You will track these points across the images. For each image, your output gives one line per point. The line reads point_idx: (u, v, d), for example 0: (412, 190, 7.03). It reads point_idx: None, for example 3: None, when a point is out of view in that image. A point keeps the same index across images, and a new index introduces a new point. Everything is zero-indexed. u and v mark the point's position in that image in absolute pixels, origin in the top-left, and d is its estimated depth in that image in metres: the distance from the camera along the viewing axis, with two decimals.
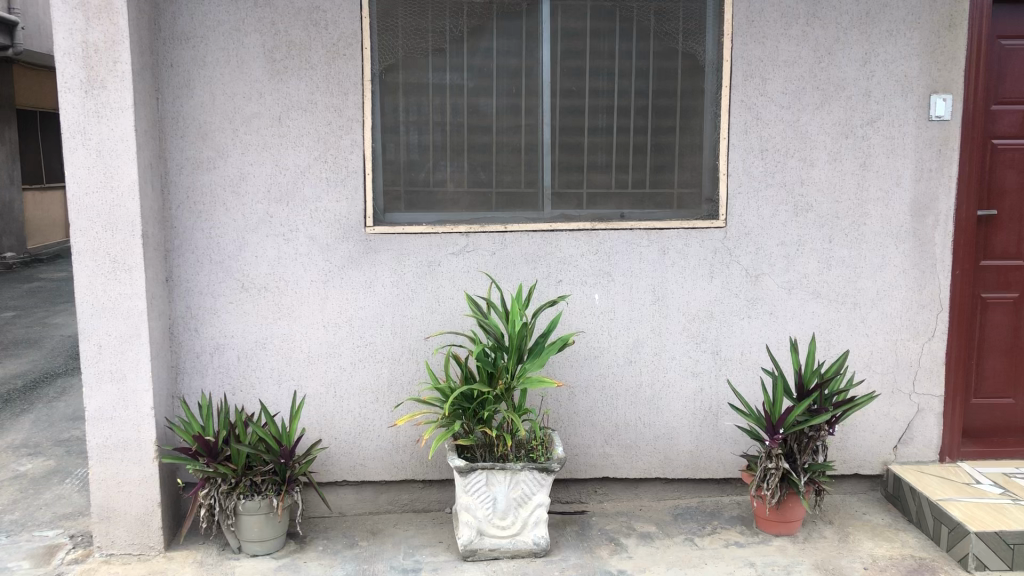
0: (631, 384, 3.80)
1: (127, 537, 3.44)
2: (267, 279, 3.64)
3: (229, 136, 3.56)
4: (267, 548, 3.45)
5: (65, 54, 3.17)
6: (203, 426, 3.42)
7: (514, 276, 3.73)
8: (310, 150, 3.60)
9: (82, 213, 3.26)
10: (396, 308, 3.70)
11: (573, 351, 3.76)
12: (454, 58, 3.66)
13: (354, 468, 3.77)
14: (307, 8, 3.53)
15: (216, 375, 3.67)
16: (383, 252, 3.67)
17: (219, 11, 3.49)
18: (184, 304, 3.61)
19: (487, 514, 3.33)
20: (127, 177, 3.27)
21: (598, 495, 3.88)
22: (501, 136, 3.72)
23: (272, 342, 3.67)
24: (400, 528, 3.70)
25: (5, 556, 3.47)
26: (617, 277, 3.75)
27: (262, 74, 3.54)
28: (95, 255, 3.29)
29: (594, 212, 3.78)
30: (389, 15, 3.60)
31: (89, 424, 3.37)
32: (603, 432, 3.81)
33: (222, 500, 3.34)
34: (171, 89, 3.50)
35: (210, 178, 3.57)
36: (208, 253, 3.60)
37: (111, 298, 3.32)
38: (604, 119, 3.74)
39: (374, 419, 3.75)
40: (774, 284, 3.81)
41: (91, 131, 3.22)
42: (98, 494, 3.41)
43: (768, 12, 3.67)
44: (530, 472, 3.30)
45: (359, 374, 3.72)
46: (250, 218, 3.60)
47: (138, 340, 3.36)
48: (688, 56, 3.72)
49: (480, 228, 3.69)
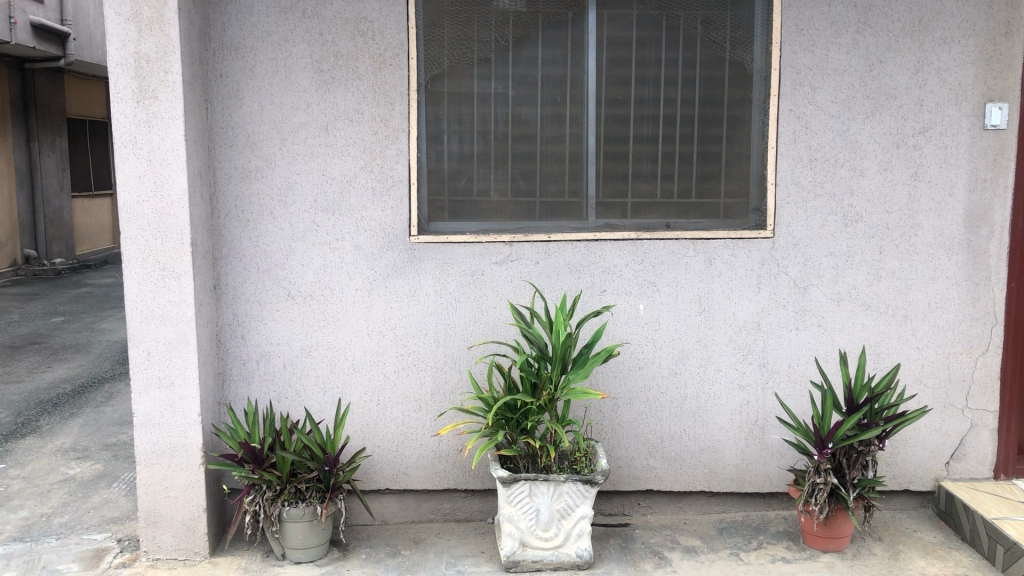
0: (676, 396, 3.76)
1: (173, 542, 3.47)
2: (313, 287, 3.66)
3: (277, 145, 3.59)
4: (310, 556, 3.46)
5: (118, 65, 3.23)
6: (248, 432, 3.45)
7: (559, 286, 3.71)
8: (356, 159, 3.62)
9: (133, 221, 3.32)
10: (440, 317, 3.71)
11: (618, 362, 3.73)
12: (499, 67, 3.66)
13: (396, 476, 3.77)
14: (354, 18, 3.55)
15: (262, 381, 3.70)
16: (427, 261, 3.67)
17: (268, 22, 3.53)
18: (232, 312, 3.65)
19: (530, 525, 3.31)
20: (177, 186, 3.31)
21: (642, 507, 3.84)
22: (546, 145, 3.71)
23: (317, 350, 3.69)
24: (442, 537, 3.69)
25: (56, 558, 3.55)
26: (662, 287, 3.71)
27: (310, 84, 3.57)
28: (145, 263, 3.34)
29: (639, 222, 3.75)
30: (435, 25, 3.61)
31: (137, 429, 3.41)
32: (647, 444, 3.78)
33: (267, 507, 3.36)
34: (220, 99, 3.55)
35: (258, 187, 3.60)
36: (255, 261, 3.64)
37: (160, 305, 3.37)
38: (650, 128, 3.71)
39: (417, 428, 3.75)
40: (823, 296, 3.75)
41: (142, 140, 3.27)
42: (145, 499, 3.45)
43: (818, 20, 3.62)
44: (574, 484, 3.27)
45: (402, 383, 3.73)
46: (297, 226, 3.63)
47: (186, 347, 3.40)
48: (736, 64, 3.68)
49: (525, 237, 3.68)
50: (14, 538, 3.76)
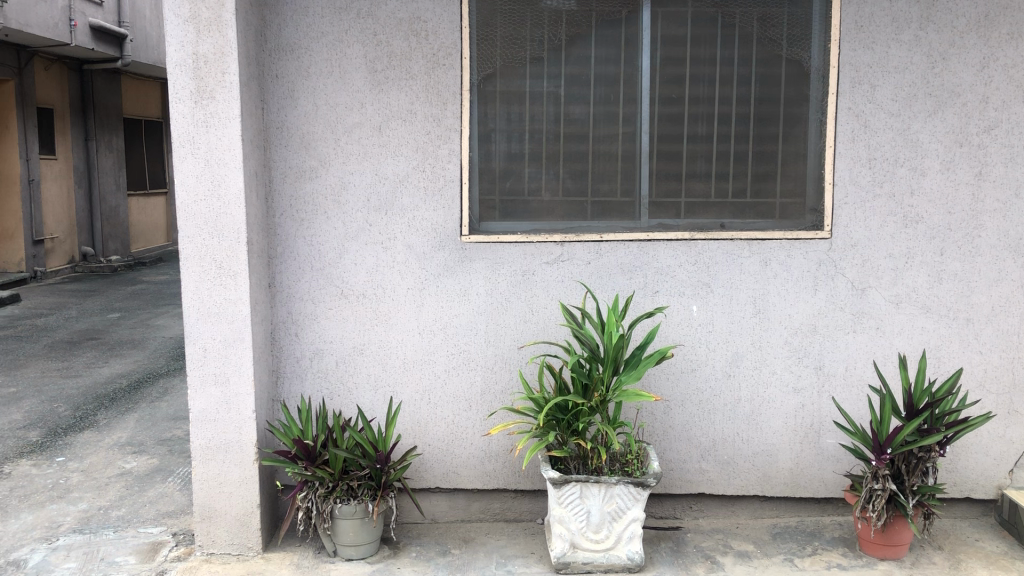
0: (730, 399, 3.72)
1: (227, 537, 3.52)
2: (365, 286, 3.68)
3: (331, 145, 3.62)
4: (361, 553, 3.48)
5: (177, 65, 3.28)
6: (302, 429, 3.49)
7: (610, 286, 3.68)
8: (409, 159, 3.63)
9: (190, 220, 3.36)
10: (491, 317, 3.70)
11: (670, 364, 3.69)
12: (552, 66, 3.65)
13: (447, 475, 3.78)
14: (408, 18, 3.56)
15: (314, 379, 3.73)
16: (478, 261, 3.67)
17: (323, 22, 3.56)
18: (285, 310, 3.69)
19: (581, 527, 3.29)
20: (234, 185, 3.35)
21: (693, 510, 3.80)
22: (598, 145, 3.69)
23: (369, 348, 3.71)
24: (491, 537, 3.69)
25: (113, 550, 3.62)
26: (716, 288, 3.67)
27: (364, 84, 3.59)
28: (202, 261, 3.38)
29: (693, 222, 3.71)
30: (488, 24, 3.61)
31: (193, 425, 3.46)
32: (700, 447, 3.74)
33: (319, 504, 3.39)
34: (276, 99, 3.58)
35: (312, 187, 3.63)
36: (309, 260, 3.67)
37: (216, 303, 3.41)
38: (704, 126, 3.67)
39: (468, 428, 3.75)
40: (882, 298, 3.67)
41: (200, 140, 3.32)
42: (200, 494, 3.50)
43: (879, 16, 3.55)
44: (625, 486, 3.24)
45: (453, 383, 3.73)
46: (350, 226, 3.65)
47: (241, 344, 3.44)
48: (793, 62, 3.63)
49: (576, 237, 3.66)
50: (74, 530, 3.85)
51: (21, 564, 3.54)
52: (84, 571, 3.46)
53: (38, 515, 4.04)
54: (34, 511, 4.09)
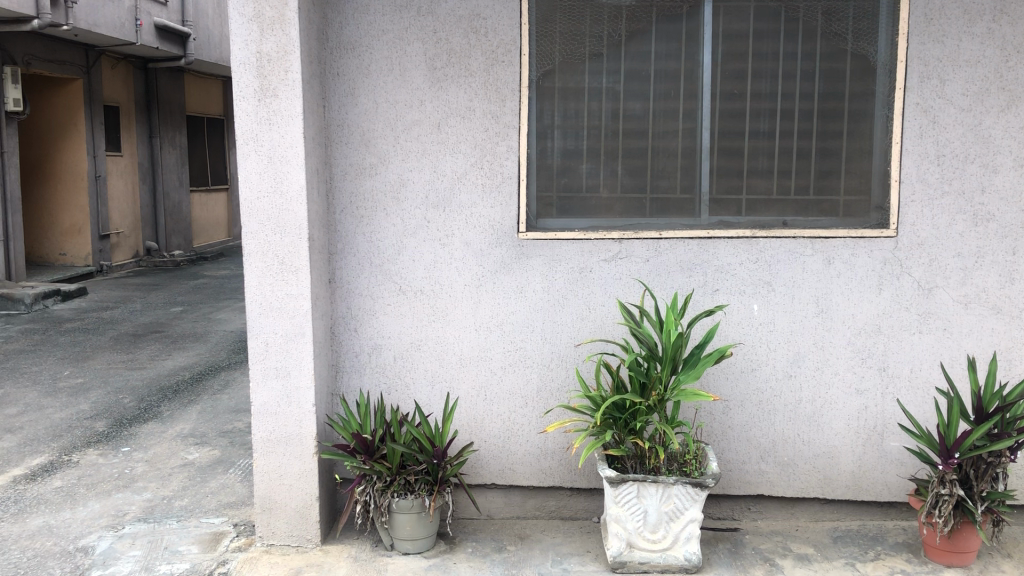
0: (791, 399, 3.66)
1: (287, 529, 3.57)
2: (423, 282, 3.70)
3: (390, 142, 3.64)
4: (418, 548, 3.50)
5: (242, 64, 3.34)
6: (360, 424, 3.54)
7: (669, 284, 3.64)
8: (467, 156, 3.63)
9: (253, 216, 3.42)
10: (548, 314, 3.69)
11: (730, 364, 3.64)
12: (611, 62, 3.63)
13: (502, 472, 3.78)
14: (468, 15, 3.56)
15: (373, 374, 3.76)
16: (535, 258, 3.66)
17: (384, 21, 3.58)
18: (345, 305, 3.73)
19: (637, 527, 3.26)
20: (296, 182, 3.39)
21: (751, 512, 3.75)
22: (658, 141, 3.66)
23: (427, 344, 3.73)
24: (547, 534, 3.68)
25: (176, 539, 3.70)
26: (777, 287, 3.61)
27: (424, 82, 3.61)
28: (265, 257, 3.44)
29: (755, 219, 3.65)
30: (548, 20, 3.61)
31: (255, 418, 3.52)
32: (759, 448, 3.69)
33: (377, 497, 3.42)
34: (337, 97, 3.62)
35: (372, 184, 3.66)
36: (368, 256, 3.70)
37: (278, 298, 3.46)
38: (766, 122, 3.61)
39: (524, 425, 3.74)
40: (950, 298, 3.58)
41: (263, 137, 3.37)
42: (261, 486, 3.56)
43: (950, 9, 3.46)
44: (683, 486, 3.21)
45: (509, 379, 3.73)
46: (409, 222, 3.68)
47: (302, 338, 3.48)
48: (858, 57, 3.56)
49: (635, 234, 3.62)
50: (139, 519, 3.95)
51: (89, 551, 3.64)
52: (148, 559, 3.54)
53: (104, 504, 4.16)
54: (101, 499, 4.20)
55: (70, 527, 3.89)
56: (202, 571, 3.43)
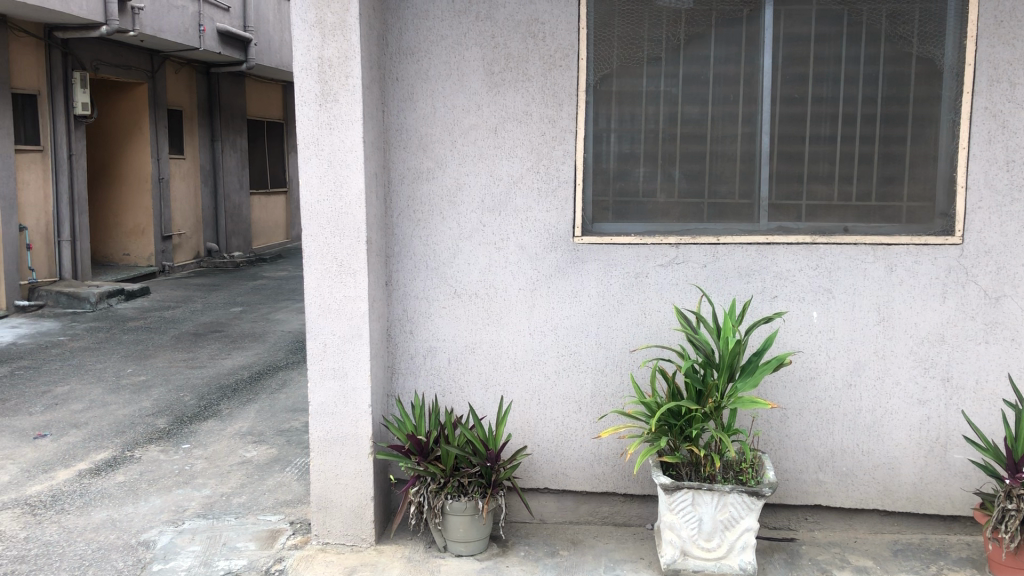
0: (850, 409, 3.59)
1: (342, 528, 3.61)
2: (478, 285, 3.72)
3: (447, 147, 3.67)
4: (470, 550, 3.51)
5: (303, 69, 3.40)
6: (415, 425, 3.59)
7: (727, 290, 3.60)
8: (523, 160, 3.64)
9: (313, 219, 3.47)
10: (603, 319, 3.67)
11: (789, 372, 3.59)
12: (670, 66, 3.62)
13: (556, 476, 3.77)
14: (526, 20, 3.57)
15: (428, 376, 3.79)
16: (591, 262, 3.65)
17: (443, 26, 3.61)
18: (401, 307, 3.77)
19: (692, 534, 3.23)
20: (355, 187, 3.43)
21: (808, 522, 3.69)
22: (716, 145, 3.63)
23: (481, 347, 3.75)
24: (600, 540, 3.67)
25: (235, 536, 3.77)
26: (838, 294, 3.55)
27: (481, 86, 3.63)
28: (324, 259, 3.49)
29: (815, 226, 3.60)
30: (606, 25, 3.61)
31: (312, 417, 3.57)
32: (817, 457, 3.63)
33: (431, 498, 3.45)
34: (396, 102, 3.67)
35: (429, 188, 3.70)
36: (424, 259, 3.73)
37: (336, 299, 3.51)
38: (828, 127, 3.56)
39: (578, 430, 3.73)
40: (1019, 307, 3.49)
41: (324, 142, 3.42)
42: (317, 485, 3.60)
43: (1021, 11, 3.37)
44: (739, 495, 3.17)
45: (563, 384, 3.72)
46: (465, 226, 3.70)
47: (359, 340, 3.52)
48: (924, 60, 3.49)
49: (692, 239, 3.59)
50: (198, 515, 4.03)
51: (150, 545, 3.73)
52: (207, 554, 3.61)
53: (165, 499, 4.25)
54: (162, 495, 4.30)
55: (132, 521, 3.99)
56: (259, 568, 3.49)
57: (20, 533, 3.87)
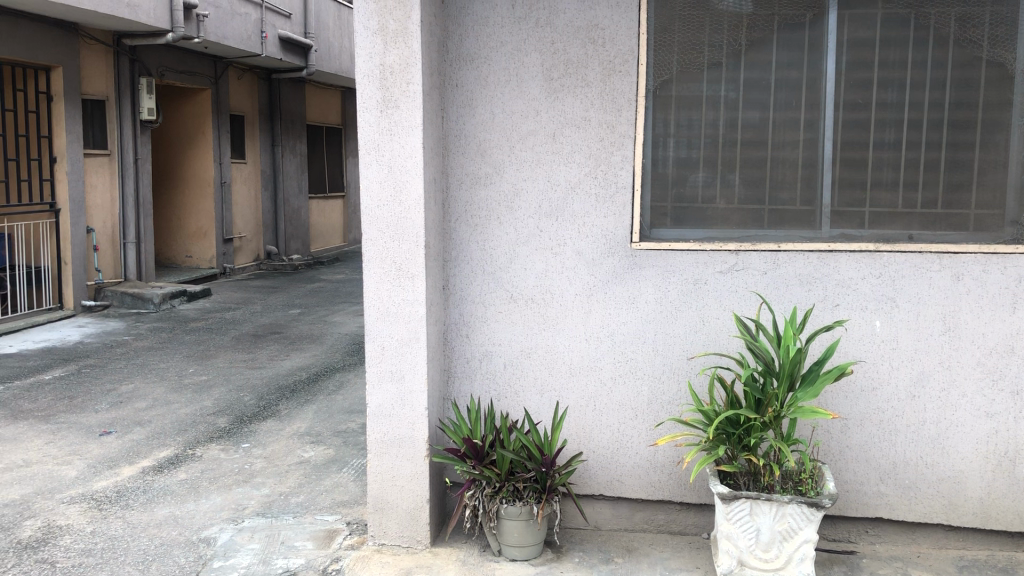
0: (914, 420, 3.52)
1: (397, 529, 3.64)
2: (534, 290, 3.73)
3: (505, 152, 3.69)
4: (525, 555, 3.51)
5: (366, 76, 3.45)
6: (471, 429, 3.61)
7: (787, 299, 3.55)
8: (582, 166, 3.64)
9: (373, 223, 3.52)
10: (661, 326, 3.64)
11: (850, 382, 3.53)
12: (730, 71, 3.59)
13: (611, 483, 3.76)
14: (587, 26, 3.58)
15: (483, 381, 3.81)
16: (648, 268, 3.63)
17: (502, 32, 3.64)
18: (458, 311, 3.80)
19: (749, 545, 3.18)
20: (415, 193, 3.46)
21: (869, 535, 3.63)
22: (777, 151, 3.59)
23: (537, 352, 3.75)
24: (655, 548, 3.64)
25: (293, 534, 3.83)
26: (902, 303, 3.47)
27: (540, 92, 3.64)
28: (383, 263, 3.53)
29: (879, 233, 3.53)
30: (666, 30, 3.59)
31: (370, 419, 3.61)
32: (879, 469, 3.56)
33: (487, 503, 3.48)
34: (455, 108, 3.71)
35: (487, 193, 3.72)
36: (481, 264, 3.76)
37: (395, 303, 3.54)
38: (892, 133, 3.50)
39: (634, 437, 3.71)
40: None
41: (384, 147, 3.46)
42: (374, 486, 3.64)
43: None
44: (797, 506, 3.13)
45: (620, 391, 3.71)
46: (522, 231, 3.71)
47: (416, 344, 3.55)
48: (994, 64, 3.41)
49: (752, 246, 3.55)
50: (258, 513, 4.10)
51: (211, 542, 3.81)
52: (266, 552, 3.67)
53: (226, 497, 4.34)
54: (223, 493, 4.39)
55: (194, 518, 4.08)
56: (317, 568, 3.54)
57: (87, 527, 3.98)
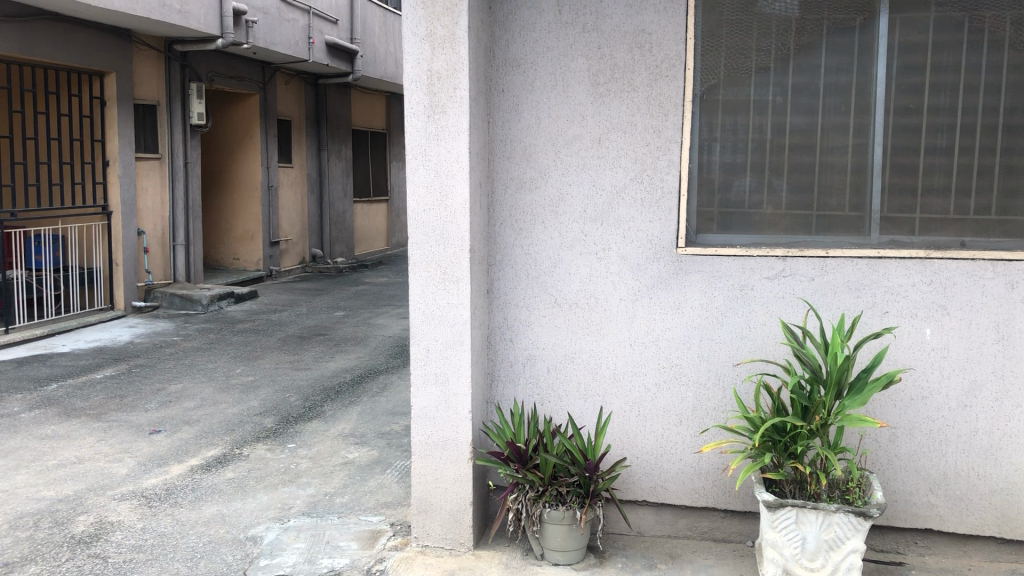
0: (965, 430, 3.46)
1: (441, 531, 3.66)
2: (578, 295, 3.73)
3: (551, 157, 3.70)
4: (568, 559, 3.51)
5: (413, 82, 3.49)
6: (514, 433, 3.63)
7: (836, 305, 3.51)
8: (627, 171, 3.64)
9: (419, 227, 3.55)
10: (706, 332, 3.62)
11: (899, 391, 3.48)
12: (779, 76, 3.57)
13: (654, 489, 3.75)
14: (633, 31, 3.58)
15: (526, 385, 3.82)
16: (694, 273, 3.61)
17: (549, 37, 3.65)
18: (502, 315, 3.82)
19: (795, 553, 3.14)
20: (460, 197, 3.49)
21: (919, 547, 3.57)
22: (826, 156, 3.55)
23: (581, 356, 3.76)
24: (699, 555, 3.62)
25: (337, 535, 3.88)
26: (953, 311, 3.42)
27: (586, 97, 3.64)
28: (429, 267, 3.56)
29: (929, 239, 3.49)
30: (713, 35, 3.59)
31: (415, 421, 3.64)
32: (928, 479, 3.51)
33: (529, 507, 3.50)
34: (502, 112, 3.73)
35: (532, 198, 3.74)
36: (526, 268, 3.77)
37: (440, 306, 3.57)
38: (945, 138, 3.45)
39: (678, 443, 3.70)
40: None
41: (431, 152, 3.50)
42: (418, 488, 3.67)
43: None
44: (845, 515, 3.09)
45: (664, 397, 3.69)
46: (566, 236, 3.72)
47: (461, 346, 3.57)
48: None
49: (800, 251, 3.52)
50: (303, 513, 4.15)
51: (257, 540, 3.87)
52: (311, 552, 3.72)
53: (272, 496, 4.40)
54: (269, 492, 4.45)
55: (241, 516, 4.14)
56: (362, 568, 3.58)
57: (137, 524, 4.07)
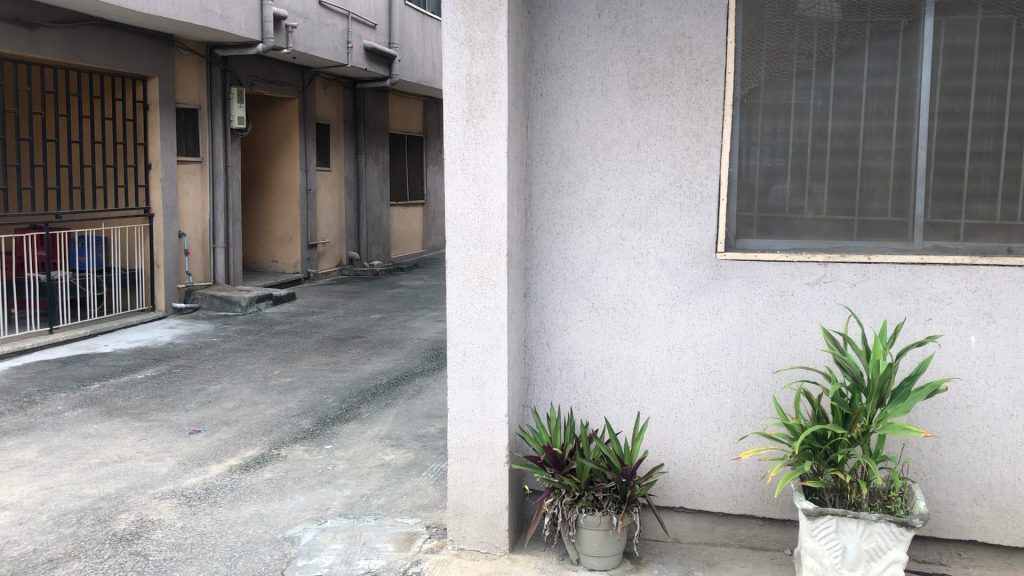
0: (1011, 440, 3.39)
1: (476, 535, 3.66)
2: (615, 299, 3.72)
3: (589, 161, 3.70)
4: (604, 565, 3.50)
5: (452, 87, 3.50)
6: (550, 437, 3.63)
7: (877, 312, 3.46)
8: (666, 175, 3.62)
9: (457, 231, 3.57)
10: (745, 338, 3.59)
11: (943, 399, 3.43)
12: (821, 79, 3.53)
13: (692, 495, 3.72)
14: (673, 35, 3.56)
15: (563, 389, 3.82)
16: (733, 278, 3.59)
17: (588, 41, 3.65)
18: (539, 319, 3.82)
19: (836, 563, 3.10)
20: (498, 201, 3.50)
21: (963, 558, 3.50)
22: (868, 161, 3.51)
23: (618, 361, 3.74)
24: (737, 563, 3.59)
25: (374, 536, 3.90)
26: (999, 318, 3.36)
27: (625, 101, 3.63)
28: (466, 271, 3.57)
29: (974, 246, 3.43)
30: (754, 39, 3.56)
31: (452, 424, 3.65)
32: (973, 490, 3.44)
33: (566, 512, 3.46)
34: (541, 116, 3.74)
35: (570, 202, 3.74)
36: (563, 273, 3.77)
37: (477, 310, 3.58)
38: (991, 142, 3.39)
39: (716, 449, 3.67)
40: None
41: (469, 156, 3.51)
42: (454, 491, 3.68)
43: None
44: (887, 525, 3.04)
45: (702, 403, 3.66)
46: (604, 240, 3.71)
47: (497, 350, 3.57)
48: None
49: (841, 257, 3.48)
50: (340, 514, 4.18)
51: (295, 541, 3.90)
52: (348, 553, 3.74)
53: (309, 497, 4.44)
54: (307, 493, 4.49)
55: (279, 517, 4.18)
56: (398, 569, 3.60)
57: (177, 522, 4.12)
